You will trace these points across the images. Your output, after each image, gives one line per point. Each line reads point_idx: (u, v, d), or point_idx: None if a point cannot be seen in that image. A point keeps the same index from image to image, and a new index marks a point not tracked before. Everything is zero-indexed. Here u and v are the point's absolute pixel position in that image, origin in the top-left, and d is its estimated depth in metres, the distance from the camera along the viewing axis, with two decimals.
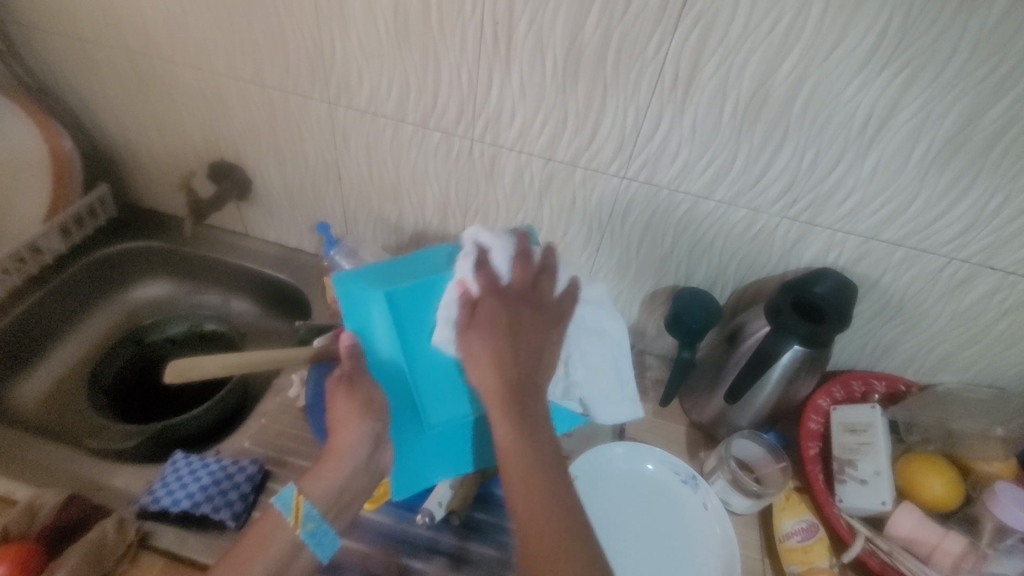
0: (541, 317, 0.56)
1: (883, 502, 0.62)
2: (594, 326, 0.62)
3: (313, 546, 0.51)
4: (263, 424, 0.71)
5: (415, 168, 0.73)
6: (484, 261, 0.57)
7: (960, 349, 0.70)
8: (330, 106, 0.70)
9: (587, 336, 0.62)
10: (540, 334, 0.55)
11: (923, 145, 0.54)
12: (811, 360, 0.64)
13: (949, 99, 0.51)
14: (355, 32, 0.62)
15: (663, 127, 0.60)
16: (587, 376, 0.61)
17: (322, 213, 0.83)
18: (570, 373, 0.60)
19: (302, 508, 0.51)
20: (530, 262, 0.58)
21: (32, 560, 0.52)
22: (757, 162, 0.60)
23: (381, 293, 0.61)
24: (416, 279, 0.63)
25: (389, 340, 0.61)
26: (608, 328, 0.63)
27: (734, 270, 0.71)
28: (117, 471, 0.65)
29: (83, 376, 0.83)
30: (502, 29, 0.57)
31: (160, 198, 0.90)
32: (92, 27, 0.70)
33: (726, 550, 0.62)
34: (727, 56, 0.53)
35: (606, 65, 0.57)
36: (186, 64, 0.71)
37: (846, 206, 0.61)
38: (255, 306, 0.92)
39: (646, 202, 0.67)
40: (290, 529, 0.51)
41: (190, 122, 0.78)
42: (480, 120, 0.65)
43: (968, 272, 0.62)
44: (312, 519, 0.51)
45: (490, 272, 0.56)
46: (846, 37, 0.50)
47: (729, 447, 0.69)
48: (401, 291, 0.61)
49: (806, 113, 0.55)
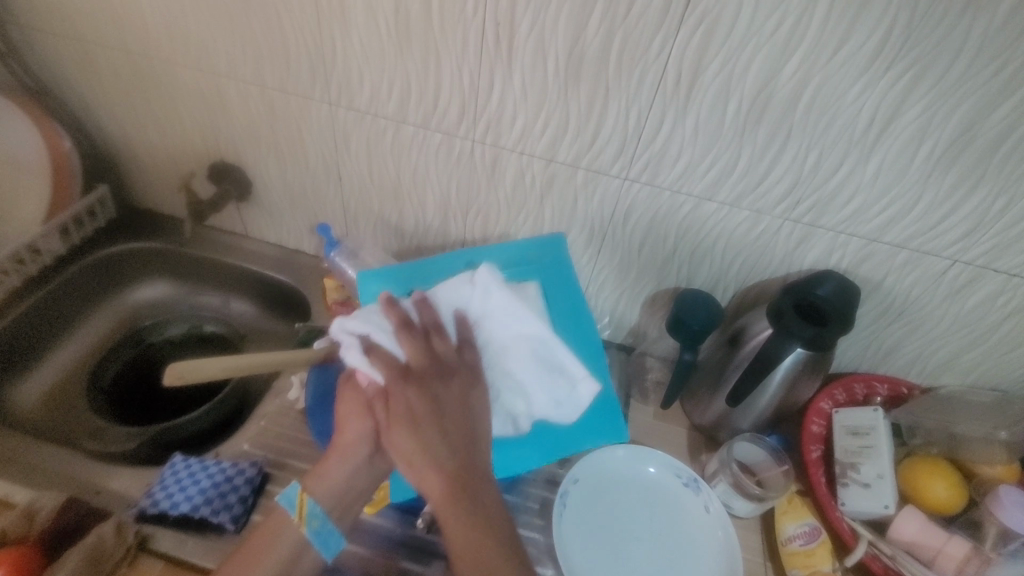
0: (452, 383, 0.53)
1: (885, 506, 0.62)
2: (498, 342, 0.56)
3: (318, 545, 0.52)
4: (263, 426, 0.71)
5: (416, 169, 0.73)
6: (369, 345, 0.52)
7: (963, 352, 0.69)
8: (331, 107, 0.70)
9: (498, 359, 0.56)
10: (450, 399, 0.52)
11: (927, 148, 0.54)
12: (813, 363, 0.64)
13: (952, 101, 0.51)
14: (356, 33, 0.62)
15: (665, 128, 0.60)
16: (525, 392, 0.56)
17: (322, 214, 0.83)
18: (510, 407, 0.56)
19: (306, 507, 0.52)
20: (416, 325, 0.54)
21: (31, 564, 0.52)
22: (759, 165, 0.60)
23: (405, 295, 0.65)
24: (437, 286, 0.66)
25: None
26: (513, 333, 0.56)
27: (736, 272, 0.71)
28: (116, 474, 0.64)
29: (81, 378, 0.82)
30: (504, 31, 0.57)
31: (160, 199, 0.90)
32: (93, 28, 0.70)
33: (729, 554, 0.62)
34: (730, 59, 0.53)
35: (609, 67, 0.57)
36: (187, 65, 0.71)
37: (848, 208, 0.61)
38: (255, 307, 0.92)
39: (647, 204, 0.67)
40: (296, 527, 0.52)
41: (190, 123, 0.78)
42: (482, 121, 0.65)
43: (971, 274, 0.62)
44: (317, 519, 0.52)
45: (381, 354, 0.52)
46: (849, 40, 0.49)
47: (731, 450, 0.69)
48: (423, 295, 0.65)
49: (809, 115, 0.55)
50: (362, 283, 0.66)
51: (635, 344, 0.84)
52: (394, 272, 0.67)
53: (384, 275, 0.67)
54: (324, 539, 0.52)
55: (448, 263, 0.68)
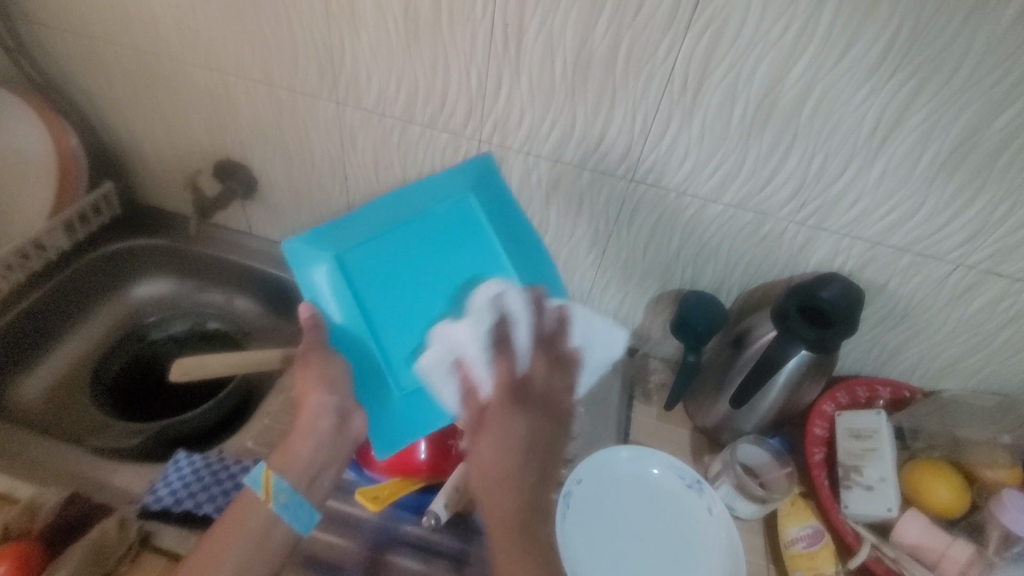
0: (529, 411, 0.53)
1: (889, 509, 0.62)
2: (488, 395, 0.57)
3: (289, 519, 0.53)
4: (266, 424, 0.71)
5: (423, 168, 0.73)
6: (498, 340, 0.57)
7: (965, 356, 0.70)
8: (338, 106, 0.70)
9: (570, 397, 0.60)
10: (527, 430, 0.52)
11: (931, 153, 0.55)
12: (817, 365, 0.64)
13: (955, 108, 0.51)
14: (364, 34, 0.62)
15: (672, 131, 0.60)
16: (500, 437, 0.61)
17: (326, 212, 0.83)
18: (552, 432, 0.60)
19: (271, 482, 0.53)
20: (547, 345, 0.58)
21: (33, 558, 0.52)
22: (765, 166, 0.60)
23: (331, 259, 0.63)
24: (367, 246, 0.64)
25: (373, 295, 0.64)
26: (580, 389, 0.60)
27: (740, 274, 0.71)
28: (119, 470, 0.64)
29: (84, 374, 0.82)
30: (512, 32, 0.57)
31: (165, 196, 0.90)
32: (101, 25, 0.70)
33: (732, 554, 0.62)
34: (735, 64, 0.54)
35: (616, 69, 0.57)
36: (195, 63, 0.71)
37: (852, 213, 0.61)
38: (258, 304, 0.92)
39: (653, 204, 0.67)
40: (263, 502, 0.53)
41: (197, 121, 0.78)
42: (489, 121, 0.65)
43: (975, 278, 0.62)
44: (284, 492, 0.53)
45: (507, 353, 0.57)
46: (856, 44, 0.50)
47: (734, 452, 0.69)
48: (351, 260, 0.64)
49: (814, 119, 0.55)
50: (294, 251, 0.64)
51: (638, 345, 0.84)
52: (324, 231, 0.64)
53: (314, 237, 0.64)
54: (302, 518, 0.54)
55: (393, 208, 0.66)
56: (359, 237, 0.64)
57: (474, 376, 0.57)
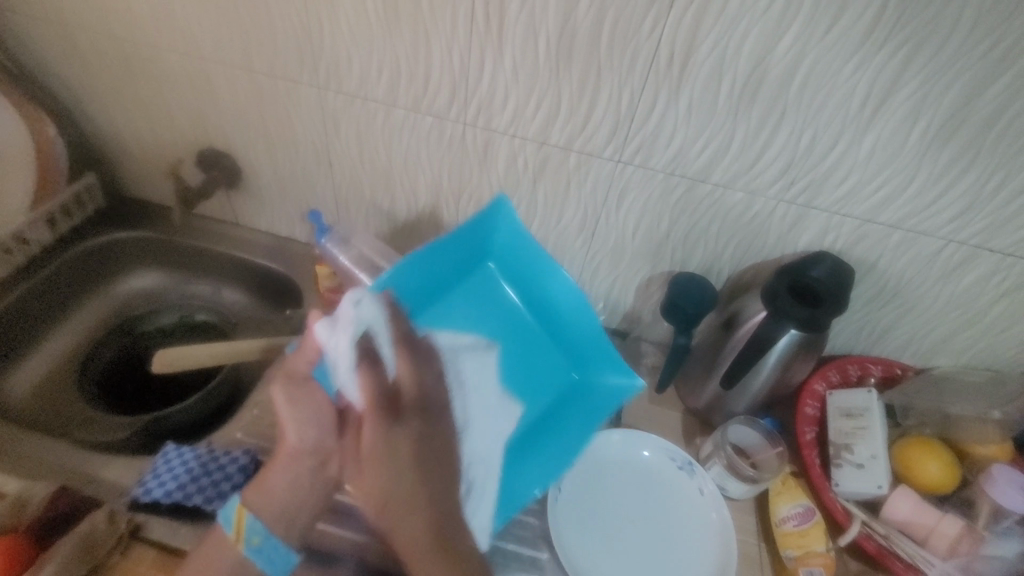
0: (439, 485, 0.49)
1: (879, 486, 0.62)
2: (462, 379, 0.56)
3: (262, 561, 0.50)
4: (256, 415, 0.71)
5: (407, 155, 0.72)
6: (367, 352, 0.50)
7: (956, 332, 0.69)
8: (320, 91, 0.69)
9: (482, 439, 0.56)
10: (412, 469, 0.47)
11: (921, 127, 0.54)
12: (807, 344, 0.64)
13: (946, 79, 0.50)
14: (343, 16, 0.61)
15: (659, 107, 0.59)
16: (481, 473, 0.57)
17: (312, 200, 0.82)
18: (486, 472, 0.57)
19: (243, 522, 0.49)
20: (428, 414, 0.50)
21: (23, 554, 0.51)
22: (754, 143, 0.59)
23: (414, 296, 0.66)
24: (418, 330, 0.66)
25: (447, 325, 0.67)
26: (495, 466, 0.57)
27: (730, 256, 0.70)
28: (109, 463, 0.64)
29: (71, 369, 0.81)
30: (494, 8, 0.56)
31: (148, 187, 0.89)
32: (76, 13, 0.68)
33: (724, 536, 0.62)
34: (723, 36, 0.52)
35: (600, 46, 0.56)
36: (171, 49, 0.69)
37: (843, 188, 0.60)
38: (248, 295, 0.91)
39: (641, 186, 0.66)
40: (231, 544, 0.50)
41: (177, 109, 0.76)
42: (472, 104, 0.64)
43: (966, 254, 0.62)
44: (256, 535, 0.49)
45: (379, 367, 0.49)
46: (844, 15, 0.49)
47: (726, 433, 0.69)
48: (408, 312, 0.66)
49: (803, 95, 0.54)
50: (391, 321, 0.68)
51: (630, 329, 0.84)
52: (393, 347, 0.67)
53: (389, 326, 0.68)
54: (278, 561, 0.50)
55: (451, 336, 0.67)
56: (521, 272, 0.70)
57: (380, 351, 0.50)
